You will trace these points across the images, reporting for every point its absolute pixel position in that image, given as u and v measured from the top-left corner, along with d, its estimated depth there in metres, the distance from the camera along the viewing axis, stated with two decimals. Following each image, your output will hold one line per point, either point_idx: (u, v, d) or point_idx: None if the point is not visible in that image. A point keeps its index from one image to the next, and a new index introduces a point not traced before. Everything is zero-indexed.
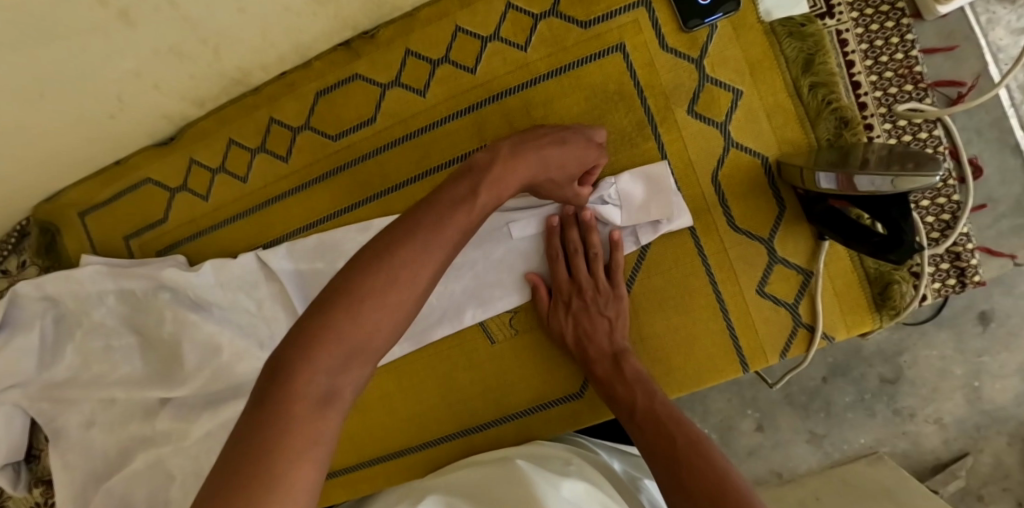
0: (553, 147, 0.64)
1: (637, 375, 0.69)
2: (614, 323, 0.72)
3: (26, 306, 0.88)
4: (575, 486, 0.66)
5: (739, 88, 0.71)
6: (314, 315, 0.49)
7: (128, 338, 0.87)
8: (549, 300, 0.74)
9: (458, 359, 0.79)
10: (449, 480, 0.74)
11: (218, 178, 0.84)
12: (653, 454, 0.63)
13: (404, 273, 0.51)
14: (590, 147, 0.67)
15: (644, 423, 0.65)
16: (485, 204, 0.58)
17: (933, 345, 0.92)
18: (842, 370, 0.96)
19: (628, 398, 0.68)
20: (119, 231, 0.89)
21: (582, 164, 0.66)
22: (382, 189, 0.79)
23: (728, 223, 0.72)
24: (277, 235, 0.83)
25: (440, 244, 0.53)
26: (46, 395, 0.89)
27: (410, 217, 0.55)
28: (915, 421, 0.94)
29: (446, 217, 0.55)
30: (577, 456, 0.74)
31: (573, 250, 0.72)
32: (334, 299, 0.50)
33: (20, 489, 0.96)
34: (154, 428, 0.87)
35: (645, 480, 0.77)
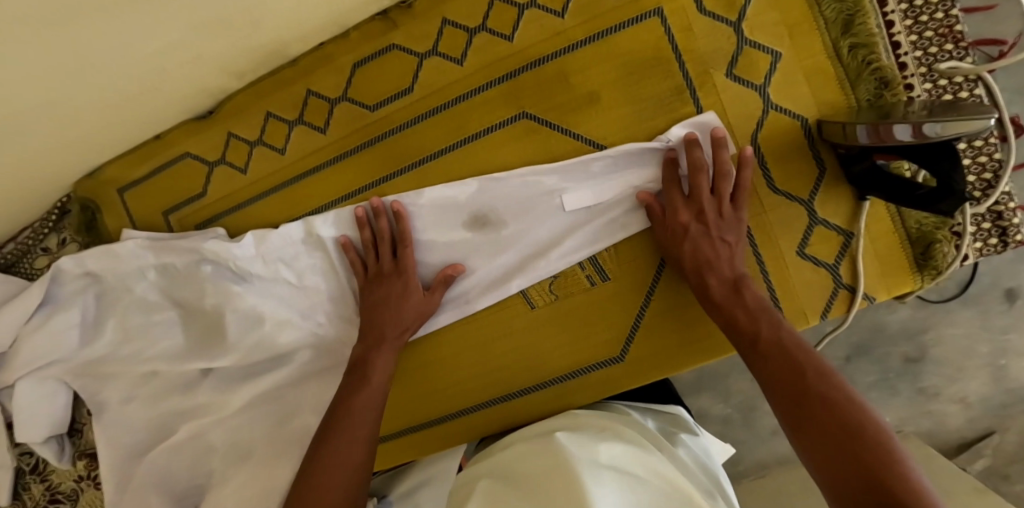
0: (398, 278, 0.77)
1: (760, 303, 0.68)
2: (730, 248, 0.70)
3: (67, 282, 0.90)
4: (610, 449, 0.68)
5: (778, 50, 0.71)
6: (304, 472, 0.72)
7: (169, 312, 0.89)
8: (663, 223, 0.71)
9: (497, 328, 0.79)
10: (491, 465, 0.73)
11: (257, 151, 0.84)
12: (778, 384, 0.63)
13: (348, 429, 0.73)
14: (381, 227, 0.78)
15: (769, 353, 0.65)
16: (383, 367, 0.77)
17: (956, 323, 0.97)
18: (865, 348, 1.00)
19: (751, 328, 0.67)
20: (158, 206, 0.89)
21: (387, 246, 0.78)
22: (420, 158, 0.79)
23: (769, 185, 0.72)
24: (314, 207, 0.83)
25: (368, 400, 0.75)
26: (88, 370, 0.91)
27: (342, 393, 0.77)
28: (939, 400, 1.00)
29: (353, 406, 0.75)
30: (612, 420, 0.75)
31: (696, 167, 0.69)
32: (313, 461, 0.72)
33: (65, 461, 0.95)
34: (194, 401, 0.88)
35: (682, 436, 0.83)
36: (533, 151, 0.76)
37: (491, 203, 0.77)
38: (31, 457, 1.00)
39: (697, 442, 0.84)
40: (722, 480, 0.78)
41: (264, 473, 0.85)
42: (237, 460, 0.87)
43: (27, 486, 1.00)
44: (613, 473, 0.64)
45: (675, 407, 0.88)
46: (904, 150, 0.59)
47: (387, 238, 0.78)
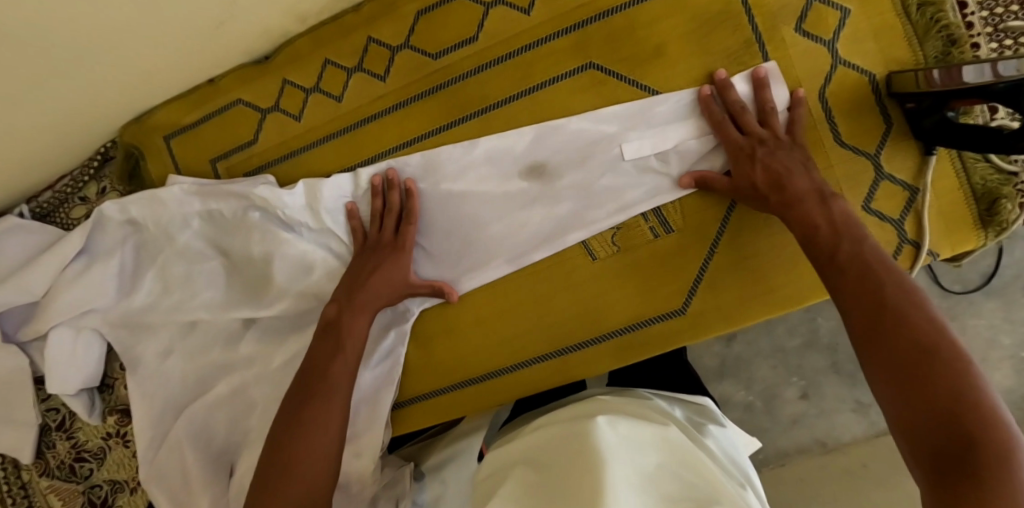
0: (391, 254, 0.77)
1: (846, 216, 0.66)
2: (801, 165, 0.68)
3: (106, 230, 0.88)
4: (627, 432, 0.69)
5: (847, 6, 0.72)
6: (272, 444, 0.72)
7: (212, 262, 0.87)
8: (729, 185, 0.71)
9: (558, 280, 0.78)
10: (518, 450, 0.74)
11: (312, 98, 0.83)
12: (856, 297, 0.61)
13: (319, 398, 0.73)
14: (387, 199, 0.78)
15: (848, 267, 0.63)
16: (356, 338, 0.76)
17: (981, 314, 1.00)
18: None
19: (830, 241, 0.65)
20: (206, 153, 0.88)
21: (387, 219, 0.78)
22: (482, 107, 0.78)
23: (836, 139, 0.73)
24: (370, 155, 0.82)
25: (341, 371, 0.75)
26: (125, 320, 0.89)
27: (313, 358, 0.76)
28: None
29: (327, 374, 0.74)
30: (639, 409, 0.77)
31: (737, 108, 0.70)
32: (282, 431, 0.72)
33: (95, 416, 0.93)
34: (236, 353, 0.86)
35: (710, 428, 0.81)
36: (599, 100, 0.76)
37: (551, 153, 0.76)
38: (57, 413, 0.97)
39: (726, 435, 0.82)
40: (749, 472, 0.77)
41: None
42: None
43: (54, 444, 0.97)
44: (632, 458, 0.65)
45: (700, 397, 0.88)
46: (980, 94, 0.61)
47: (392, 209, 0.78)
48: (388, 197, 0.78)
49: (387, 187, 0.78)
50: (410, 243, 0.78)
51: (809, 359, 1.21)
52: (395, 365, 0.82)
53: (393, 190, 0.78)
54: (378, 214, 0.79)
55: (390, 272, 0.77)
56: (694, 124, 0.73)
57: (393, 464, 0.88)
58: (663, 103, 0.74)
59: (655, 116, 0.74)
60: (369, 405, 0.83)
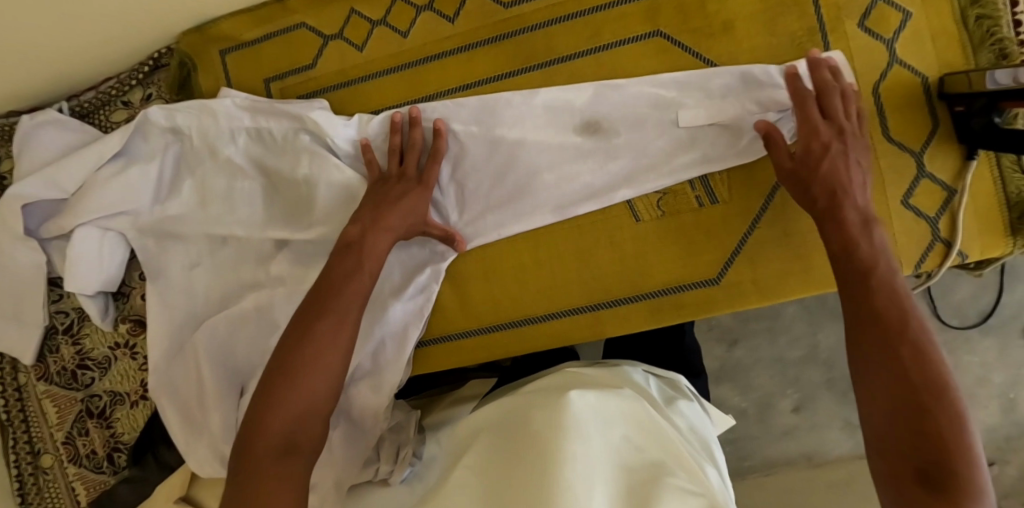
0: (409, 190, 0.77)
1: (864, 214, 0.66)
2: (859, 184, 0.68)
3: (148, 133, 0.88)
4: (595, 400, 0.67)
5: (909, 9, 0.75)
6: (273, 364, 0.67)
7: (253, 180, 0.87)
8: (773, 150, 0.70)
9: (601, 234, 0.80)
10: (483, 422, 0.75)
11: (377, 31, 0.84)
12: (861, 285, 0.63)
13: (327, 317, 0.70)
14: (414, 129, 0.79)
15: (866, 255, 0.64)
16: (370, 269, 0.74)
17: (974, 352, 1.11)
18: None
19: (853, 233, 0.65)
20: (262, 73, 0.88)
21: (410, 154, 0.79)
22: (547, 60, 0.80)
23: (884, 133, 0.75)
24: (428, 93, 0.83)
25: (352, 298, 0.71)
26: (157, 227, 0.89)
27: (326, 279, 0.73)
28: None
29: (344, 296, 0.71)
30: (613, 379, 0.77)
31: (828, 88, 0.69)
32: (286, 349, 0.68)
33: (107, 322, 0.92)
34: (268, 271, 0.87)
35: (680, 403, 0.80)
36: (662, 67, 0.78)
37: (607, 111, 0.78)
38: (67, 317, 0.95)
39: (700, 412, 0.82)
40: (713, 445, 0.78)
41: None
42: None
43: (57, 347, 0.95)
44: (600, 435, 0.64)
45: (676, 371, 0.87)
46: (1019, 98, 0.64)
47: (413, 144, 0.79)
48: (415, 129, 0.79)
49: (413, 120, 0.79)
50: (428, 183, 0.78)
51: (807, 374, 1.19)
52: (426, 301, 0.82)
53: (416, 121, 0.79)
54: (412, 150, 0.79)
55: (410, 209, 0.77)
56: (753, 99, 0.75)
57: (403, 408, 0.88)
58: (724, 75, 0.76)
59: (713, 90, 0.76)
60: (396, 341, 0.83)
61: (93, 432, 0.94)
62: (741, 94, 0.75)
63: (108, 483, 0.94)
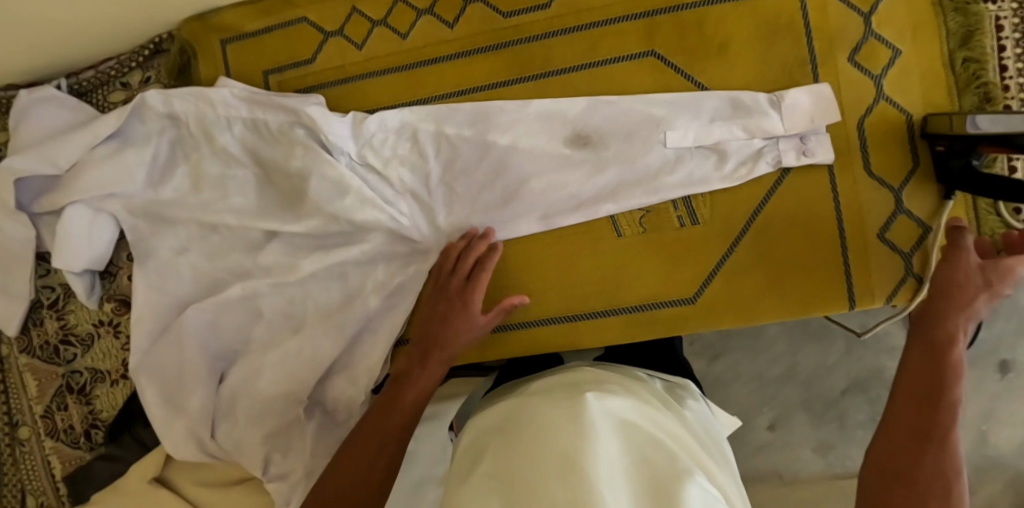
0: (460, 302, 0.79)
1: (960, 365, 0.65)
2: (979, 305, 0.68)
3: (145, 118, 0.89)
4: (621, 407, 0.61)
5: (899, 47, 0.76)
6: (324, 481, 0.72)
7: (247, 170, 0.88)
8: (956, 282, 0.68)
9: (584, 247, 0.81)
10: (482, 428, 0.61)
11: (377, 31, 0.85)
12: (910, 393, 0.64)
13: (380, 433, 0.73)
14: (472, 244, 0.79)
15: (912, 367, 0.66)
16: (417, 390, 0.76)
17: None
18: (862, 387, 1.19)
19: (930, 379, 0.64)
20: (261, 64, 0.89)
21: (467, 267, 0.79)
22: (542, 72, 0.81)
23: (865, 167, 0.77)
24: (425, 96, 0.84)
25: (399, 414, 0.74)
26: (148, 210, 0.90)
27: (388, 399, 0.76)
28: None
29: (401, 412, 0.74)
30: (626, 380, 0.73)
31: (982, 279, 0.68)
32: (336, 468, 0.72)
33: (93, 300, 0.93)
34: (255, 261, 0.88)
35: (689, 401, 0.80)
36: (655, 87, 0.79)
37: (597, 125, 0.80)
38: (52, 291, 0.96)
39: (704, 411, 0.82)
40: (722, 444, 0.77)
41: (311, 346, 0.85)
42: (286, 330, 0.87)
43: (42, 321, 0.96)
44: (620, 431, 0.57)
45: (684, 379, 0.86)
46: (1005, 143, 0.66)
47: (471, 258, 0.79)
48: (477, 245, 0.79)
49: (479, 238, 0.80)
50: (480, 292, 0.79)
51: (784, 393, 1.21)
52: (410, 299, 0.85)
53: (484, 241, 0.80)
54: (463, 272, 0.79)
55: (462, 321, 0.78)
56: (740, 125, 0.76)
57: (380, 402, 0.93)
58: (713, 99, 0.78)
59: (702, 113, 0.78)
60: (376, 334, 0.86)
61: (72, 407, 0.95)
62: (729, 119, 0.77)
63: (84, 458, 0.95)
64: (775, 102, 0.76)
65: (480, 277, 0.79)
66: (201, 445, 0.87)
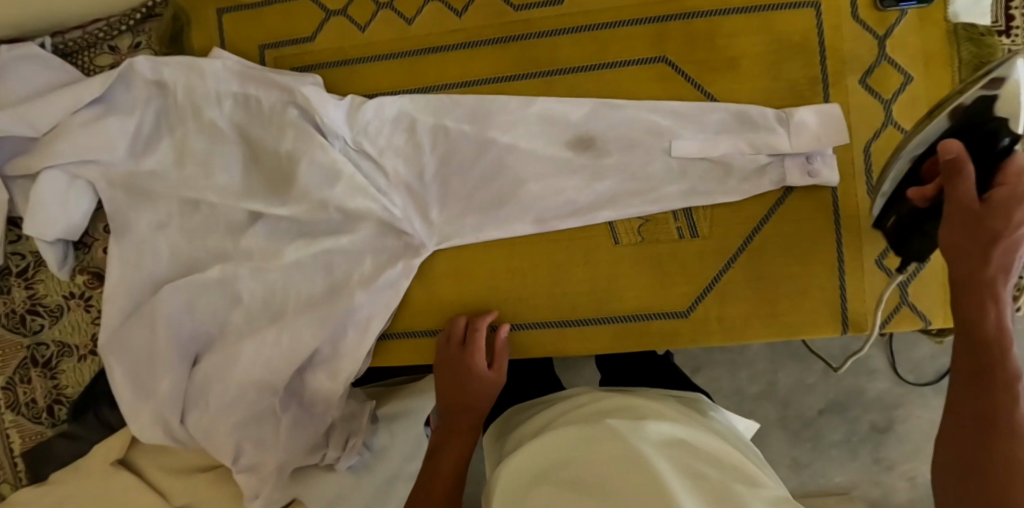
0: (458, 370, 0.79)
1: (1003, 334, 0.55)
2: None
3: (131, 84, 0.86)
4: (660, 430, 0.61)
5: (911, 74, 0.75)
6: None
7: (232, 147, 0.85)
8: (966, 234, 0.57)
9: (577, 253, 0.79)
10: (532, 452, 0.63)
11: (382, 14, 0.82)
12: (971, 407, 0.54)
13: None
14: (454, 329, 0.80)
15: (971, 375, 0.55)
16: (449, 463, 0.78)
17: (927, 407, 1.17)
18: (840, 408, 1.19)
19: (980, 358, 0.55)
20: (258, 38, 0.85)
21: (456, 342, 0.80)
22: (549, 69, 0.79)
23: (868, 192, 0.76)
24: (425, 85, 0.82)
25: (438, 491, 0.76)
26: (128, 182, 0.86)
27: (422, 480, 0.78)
28: (891, 473, 1.18)
29: (438, 478, 0.77)
30: (653, 403, 0.73)
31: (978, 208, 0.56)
32: None
33: (64, 271, 0.89)
34: (237, 243, 0.84)
35: (714, 414, 0.80)
36: (662, 94, 0.78)
37: (600, 129, 0.77)
38: (22, 259, 0.92)
39: (722, 413, 0.83)
40: (753, 446, 0.76)
41: (289, 339, 0.81)
42: (266, 315, 0.83)
43: (9, 289, 0.92)
44: (674, 459, 0.57)
45: (696, 392, 0.84)
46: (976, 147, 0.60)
47: (457, 336, 0.80)
48: (459, 326, 0.80)
49: (459, 326, 0.81)
50: (474, 354, 0.78)
51: (761, 410, 1.20)
52: (394, 296, 0.81)
53: (456, 325, 0.80)
54: (459, 339, 0.80)
55: (470, 388, 0.79)
56: (745, 140, 0.75)
57: (358, 397, 0.91)
58: (720, 111, 0.76)
59: (707, 124, 0.76)
60: (358, 330, 0.82)
61: (35, 381, 0.91)
62: (733, 133, 0.76)
63: (45, 434, 0.91)
64: (783, 119, 0.75)
65: (474, 338, 0.79)
66: (167, 430, 0.84)
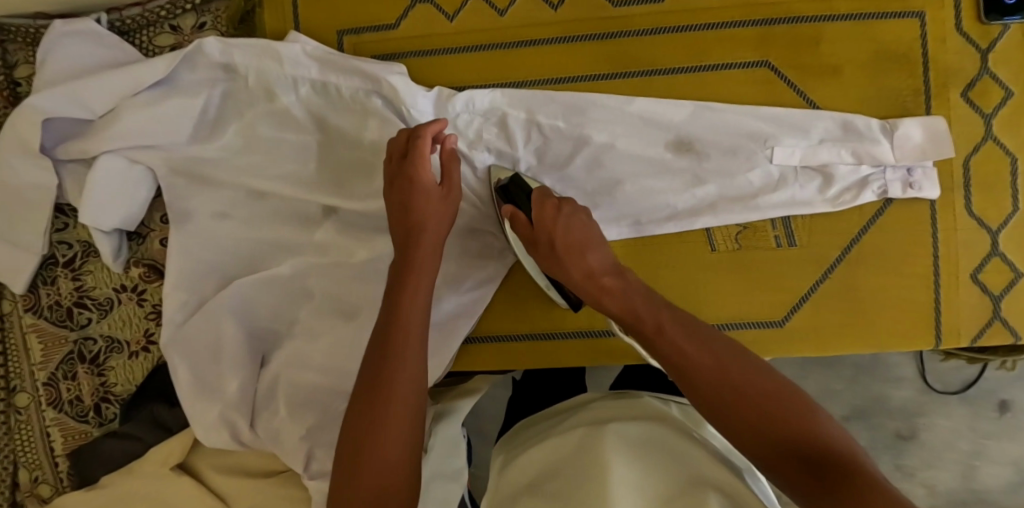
0: (410, 181, 0.68)
1: (624, 285, 0.63)
2: (597, 240, 0.68)
3: (196, 65, 0.80)
4: (630, 432, 0.63)
5: (1013, 88, 0.74)
6: None
7: (309, 136, 0.81)
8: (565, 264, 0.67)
9: (671, 258, 0.77)
10: (536, 461, 0.65)
11: (472, 3, 0.78)
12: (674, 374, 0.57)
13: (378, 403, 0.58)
14: (401, 139, 0.70)
15: (663, 347, 0.58)
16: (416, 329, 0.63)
17: (949, 415, 1.16)
18: (865, 414, 1.17)
19: (643, 322, 0.60)
20: (335, 22, 0.81)
21: (405, 147, 0.70)
22: (648, 69, 0.76)
23: (966, 206, 0.75)
24: (515, 80, 0.78)
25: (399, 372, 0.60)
26: (190, 168, 0.81)
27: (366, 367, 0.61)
28: (912, 480, 1.17)
29: (407, 331, 0.62)
30: (636, 407, 0.71)
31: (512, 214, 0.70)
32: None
33: (118, 264, 0.84)
34: (307, 237, 0.80)
35: (709, 428, 0.75)
36: (763, 99, 0.76)
37: (700, 131, 0.75)
38: (69, 249, 0.87)
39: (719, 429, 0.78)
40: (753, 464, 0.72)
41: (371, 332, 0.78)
42: (335, 315, 0.79)
43: (54, 280, 0.86)
44: (637, 462, 0.59)
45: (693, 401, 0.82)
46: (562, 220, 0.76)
47: (402, 144, 0.70)
48: (404, 135, 0.70)
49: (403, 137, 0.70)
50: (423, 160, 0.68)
51: None
52: (482, 298, 0.78)
53: (404, 135, 0.70)
54: (400, 154, 0.70)
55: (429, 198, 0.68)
56: (850, 149, 0.74)
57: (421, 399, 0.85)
58: (824, 119, 0.75)
59: (810, 132, 0.75)
60: (441, 333, 0.77)
61: (81, 378, 0.86)
62: (836, 142, 0.74)
63: (90, 434, 0.86)
64: (887, 129, 0.74)
65: (418, 145, 0.68)
66: (234, 434, 0.78)
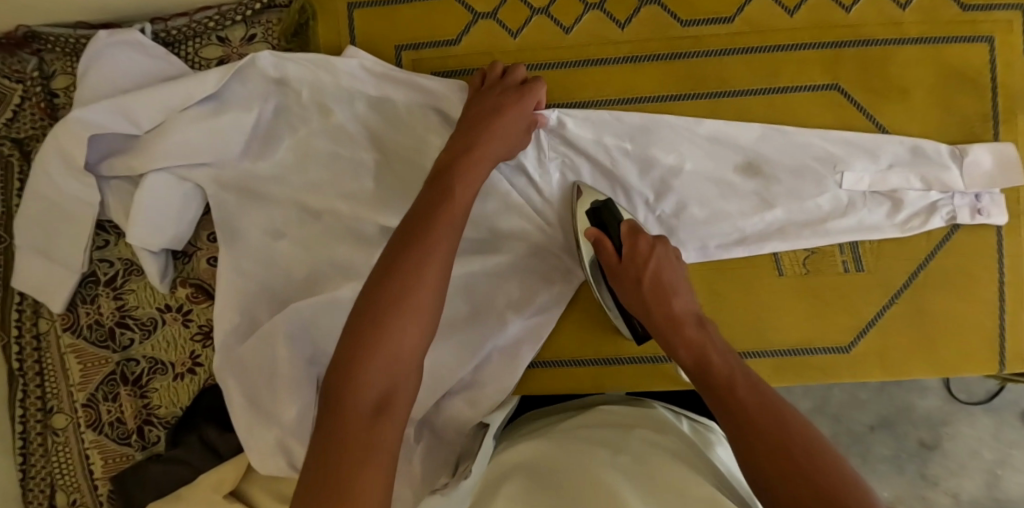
0: (501, 100, 0.70)
1: (701, 336, 0.64)
2: (685, 290, 0.68)
3: (247, 79, 0.77)
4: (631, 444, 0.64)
5: None
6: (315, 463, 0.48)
7: (366, 154, 0.78)
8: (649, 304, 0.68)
9: (739, 282, 0.77)
10: (529, 452, 0.66)
11: (535, 20, 0.76)
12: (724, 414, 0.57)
13: (405, 304, 0.55)
14: (514, 71, 0.73)
15: (722, 391, 0.58)
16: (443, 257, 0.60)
17: (972, 424, 1.11)
18: (889, 424, 1.13)
19: (721, 371, 0.60)
20: (394, 37, 0.78)
21: (513, 80, 0.73)
22: (716, 90, 0.75)
23: None
24: (579, 99, 0.77)
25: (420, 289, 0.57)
26: (242, 185, 0.78)
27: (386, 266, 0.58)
28: (936, 488, 1.12)
29: (437, 245, 0.60)
30: (642, 418, 0.72)
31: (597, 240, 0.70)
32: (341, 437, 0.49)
33: (165, 284, 0.81)
34: (365, 259, 0.78)
35: (720, 448, 0.73)
36: (832, 123, 0.75)
37: (769, 154, 0.74)
38: (111, 267, 0.84)
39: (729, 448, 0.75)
40: None
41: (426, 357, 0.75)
42: None
43: (94, 298, 0.84)
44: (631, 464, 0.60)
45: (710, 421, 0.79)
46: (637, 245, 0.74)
47: (514, 75, 0.73)
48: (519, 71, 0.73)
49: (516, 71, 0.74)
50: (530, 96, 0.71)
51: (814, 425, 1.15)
52: (548, 321, 0.77)
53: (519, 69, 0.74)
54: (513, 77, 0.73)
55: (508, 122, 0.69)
56: (919, 175, 0.73)
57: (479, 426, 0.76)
58: (893, 143, 0.74)
59: (880, 156, 0.74)
60: (505, 357, 0.76)
61: (124, 400, 0.84)
62: (907, 167, 0.74)
63: (132, 457, 0.84)
64: (956, 155, 0.74)
65: (533, 86, 0.72)
66: (291, 460, 0.75)
